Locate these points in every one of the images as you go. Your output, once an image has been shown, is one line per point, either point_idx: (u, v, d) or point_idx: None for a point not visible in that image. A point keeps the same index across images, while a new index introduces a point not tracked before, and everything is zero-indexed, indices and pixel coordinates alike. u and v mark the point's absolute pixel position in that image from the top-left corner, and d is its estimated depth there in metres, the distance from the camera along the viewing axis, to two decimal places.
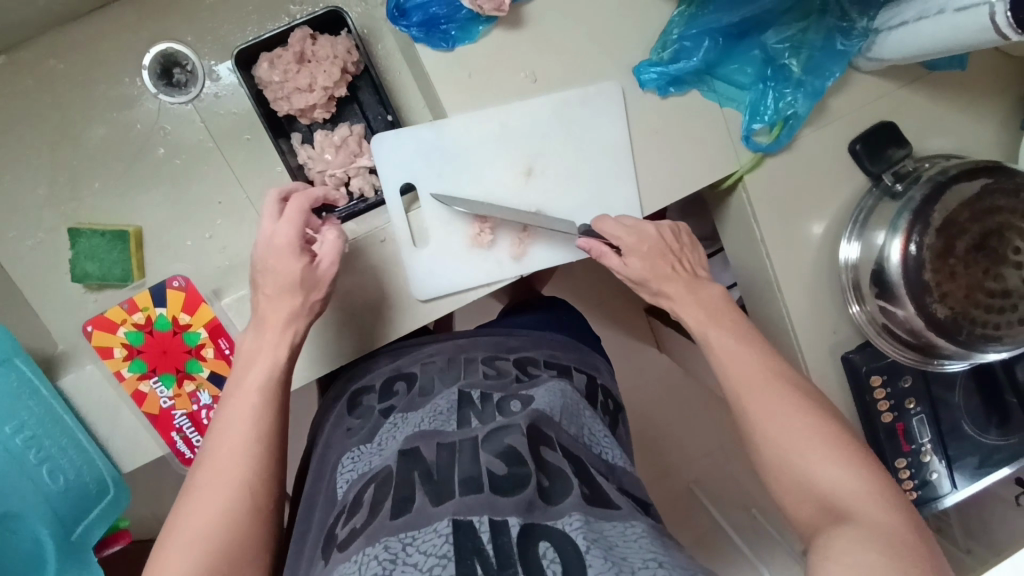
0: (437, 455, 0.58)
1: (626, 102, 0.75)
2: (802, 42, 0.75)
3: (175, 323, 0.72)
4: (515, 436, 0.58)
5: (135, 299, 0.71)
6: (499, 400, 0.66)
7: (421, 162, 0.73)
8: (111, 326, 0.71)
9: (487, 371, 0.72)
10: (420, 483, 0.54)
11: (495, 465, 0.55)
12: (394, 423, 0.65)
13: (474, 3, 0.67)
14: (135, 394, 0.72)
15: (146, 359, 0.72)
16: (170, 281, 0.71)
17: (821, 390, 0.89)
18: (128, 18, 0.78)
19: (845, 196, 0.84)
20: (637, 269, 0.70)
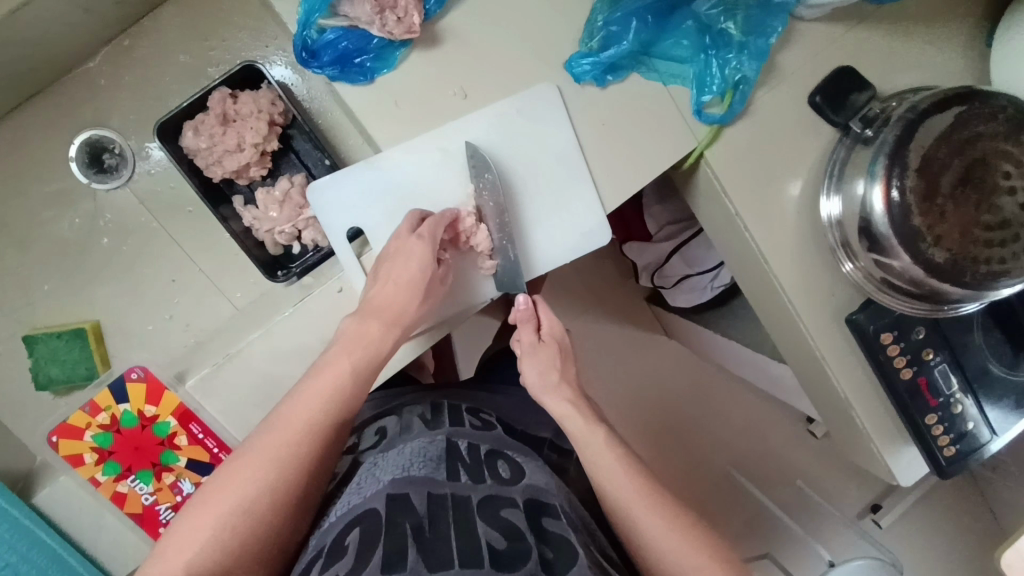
0: (428, 508, 0.57)
1: (565, 100, 0.71)
2: (735, 4, 0.71)
3: (142, 417, 0.70)
4: (512, 510, 0.60)
5: (96, 401, 0.70)
6: (487, 461, 0.67)
7: (364, 202, 0.69)
8: (76, 432, 0.70)
9: (473, 422, 0.75)
10: (411, 536, 0.53)
11: (495, 536, 0.56)
12: (373, 465, 0.65)
13: (383, 29, 0.64)
14: (114, 496, 0.71)
15: (119, 458, 0.71)
16: (129, 375, 0.69)
17: (832, 357, 0.84)
18: (46, 113, 0.76)
19: (816, 153, 0.79)
20: (542, 359, 0.71)
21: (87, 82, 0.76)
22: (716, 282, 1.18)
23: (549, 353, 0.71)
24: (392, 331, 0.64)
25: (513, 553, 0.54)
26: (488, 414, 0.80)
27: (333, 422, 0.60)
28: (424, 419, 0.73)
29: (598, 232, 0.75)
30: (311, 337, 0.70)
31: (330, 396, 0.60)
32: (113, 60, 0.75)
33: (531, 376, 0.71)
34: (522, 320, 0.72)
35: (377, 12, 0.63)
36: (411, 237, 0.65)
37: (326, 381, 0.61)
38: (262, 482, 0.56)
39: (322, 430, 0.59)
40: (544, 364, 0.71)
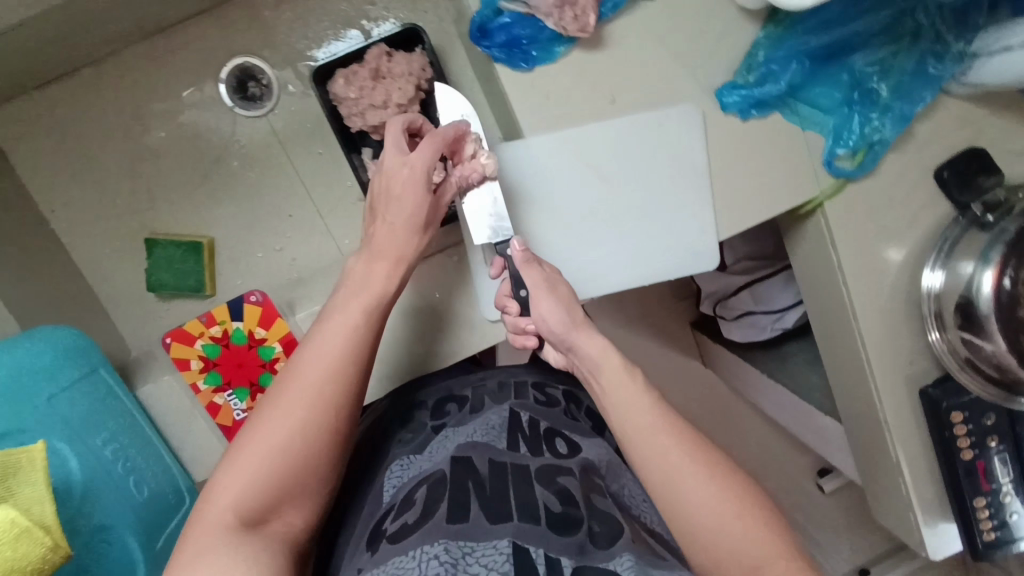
0: (490, 470, 0.59)
1: (705, 124, 0.73)
2: (891, 66, 0.72)
3: (250, 337, 0.75)
4: (568, 479, 0.60)
5: (213, 313, 0.74)
6: (546, 437, 0.69)
7: (517, 178, 0.72)
8: (189, 338, 0.74)
9: (538, 396, 0.79)
10: (474, 493, 0.54)
11: (551, 501, 0.55)
12: (446, 435, 0.69)
13: (558, 24, 0.66)
14: (210, 406, 0.74)
15: (221, 371, 0.74)
16: (248, 296, 0.74)
17: (894, 423, 0.86)
18: (205, 33, 0.78)
19: (928, 224, 0.80)
20: (560, 294, 0.66)
21: (251, 11, 0.78)
22: (778, 323, 1.20)
23: (565, 291, 0.66)
24: (399, 267, 0.66)
25: (565, 520, 0.53)
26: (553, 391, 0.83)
27: (352, 357, 0.61)
28: (493, 393, 0.79)
29: (702, 256, 0.77)
30: None
31: (347, 331, 0.61)
32: None
33: (547, 308, 0.65)
34: (528, 262, 0.66)
35: (557, 5, 0.65)
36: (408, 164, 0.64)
37: (350, 317, 0.62)
38: (294, 415, 0.57)
39: (342, 364, 0.60)
40: (563, 302, 0.65)
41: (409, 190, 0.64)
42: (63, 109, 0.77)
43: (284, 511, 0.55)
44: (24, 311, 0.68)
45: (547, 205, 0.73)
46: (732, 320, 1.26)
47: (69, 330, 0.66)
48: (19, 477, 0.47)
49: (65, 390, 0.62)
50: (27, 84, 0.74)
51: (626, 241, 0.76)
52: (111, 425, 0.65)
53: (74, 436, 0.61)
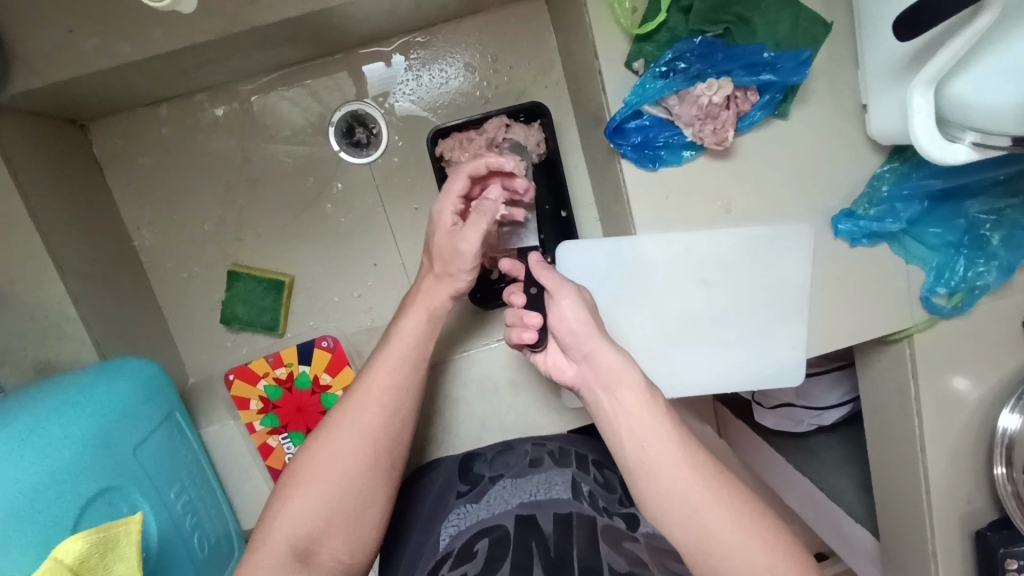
0: (557, 531, 0.54)
1: (814, 245, 0.73)
2: (1005, 217, 0.72)
3: (315, 382, 0.70)
4: (635, 544, 0.54)
5: (281, 353, 0.69)
6: (612, 506, 0.62)
7: (604, 274, 0.72)
8: (252, 376, 0.69)
9: (600, 475, 0.69)
10: (536, 556, 0.50)
11: (616, 561, 0.50)
12: (503, 488, 0.64)
13: (696, 134, 0.64)
14: (262, 447, 0.70)
15: (280, 414, 0.70)
16: (320, 340, 0.69)
17: (943, 557, 0.86)
18: (323, 73, 0.77)
19: (1009, 369, 0.80)
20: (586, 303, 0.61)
21: (374, 59, 0.77)
22: (816, 420, 1.22)
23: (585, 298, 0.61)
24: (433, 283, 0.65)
25: None
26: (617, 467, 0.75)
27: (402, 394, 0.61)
28: (555, 454, 0.71)
29: (790, 371, 0.76)
30: (500, 374, 0.77)
31: (396, 366, 0.61)
32: (405, 47, 0.77)
33: (563, 314, 0.60)
34: (544, 265, 0.62)
35: (699, 117, 0.63)
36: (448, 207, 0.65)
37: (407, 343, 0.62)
38: (344, 448, 0.57)
39: (393, 397, 0.60)
40: (581, 307, 0.60)
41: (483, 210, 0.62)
42: (167, 128, 0.77)
43: (333, 544, 0.53)
44: (105, 336, 0.66)
45: (644, 304, 0.72)
46: (771, 409, 1.25)
47: (151, 364, 0.63)
48: (115, 551, 0.43)
49: (148, 434, 0.59)
50: (139, 101, 0.73)
51: (717, 348, 0.75)
52: (181, 471, 0.62)
53: (153, 486, 0.57)
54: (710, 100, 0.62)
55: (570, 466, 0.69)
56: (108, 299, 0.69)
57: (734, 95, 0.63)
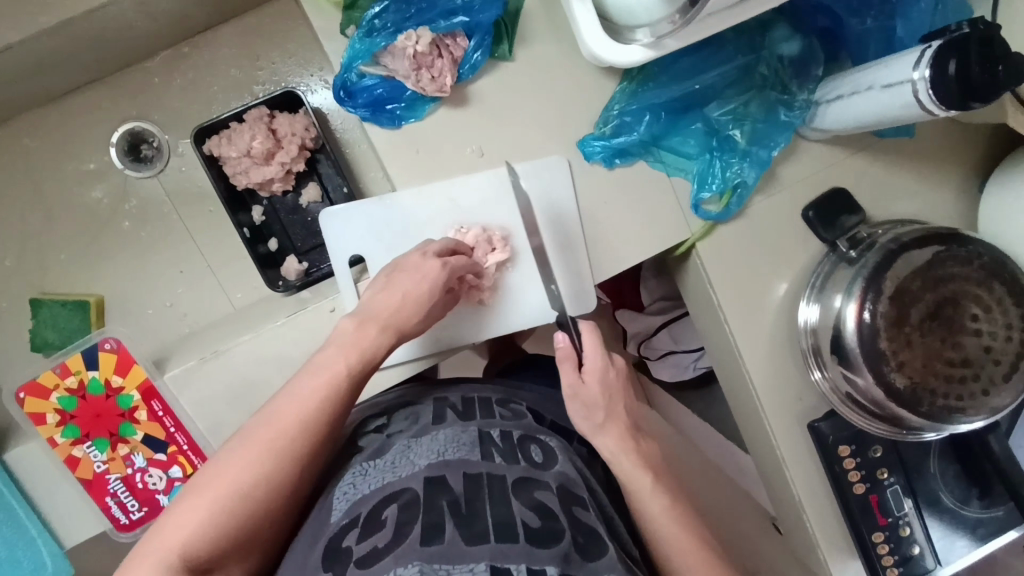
0: (465, 489, 0.58)
1: (573, 175, 0.76)
2: (745, 114, 0.76)
3: (108, 386, 0.71)
4: (546, 493, 0.60)
5: (67, 363, 0.71)
6: (518, 442, 0.68)
7: (371, 235, 0.74)
8: (45, 391, 0.71)
9: (503, 412, 0.75)
10: (449, 513, 0.54)
11: (529, 516, 0.56)
12: (408, 446, 0.65)
13: (416, 84, 0.68)
14: (68, 459, 0.72)
15: (79, 424, 0.71)
16: (101, 344, 0.70)
17: (789, 459, 0.87)
18: (97, 100, 0.82)
19: (801, 262, 0.84)
20: (586, 397, 0.70)
21: (143, 78, 0.82)
22: (698, 363, 1.23)
23: (593, 395, 0.70)
24: (387, 333, 0.63)
25: (546, 534, 0.54)
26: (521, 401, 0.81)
27: (302, 433, 0.58)
28: (457, 408, 0.73)
29: (583, 298, 0.79)
30: (295, 349, 0.72)
31: (312, 398, 0.59)
32: (170, 62, 0.82)
33: (573, 410, 0.72)
34: (565, 360, 0.70)
35: (413, 68, 0.68)
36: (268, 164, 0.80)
37: (323, 376, 0.60)
38: (278, 470, 0.57)
39: (319, 406, 0.59)
40: (596, 401, 0.70)
41: (253, 152, 0.77)
42: None
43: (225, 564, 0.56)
44: None
45: None
46: (657, 360, 1.27)
47: None
48: None
49: None
50: None
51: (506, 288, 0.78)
52: None
53: None
54: (415, 49, 0.67)
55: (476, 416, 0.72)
56: None
57: (444, 43, 0.68)
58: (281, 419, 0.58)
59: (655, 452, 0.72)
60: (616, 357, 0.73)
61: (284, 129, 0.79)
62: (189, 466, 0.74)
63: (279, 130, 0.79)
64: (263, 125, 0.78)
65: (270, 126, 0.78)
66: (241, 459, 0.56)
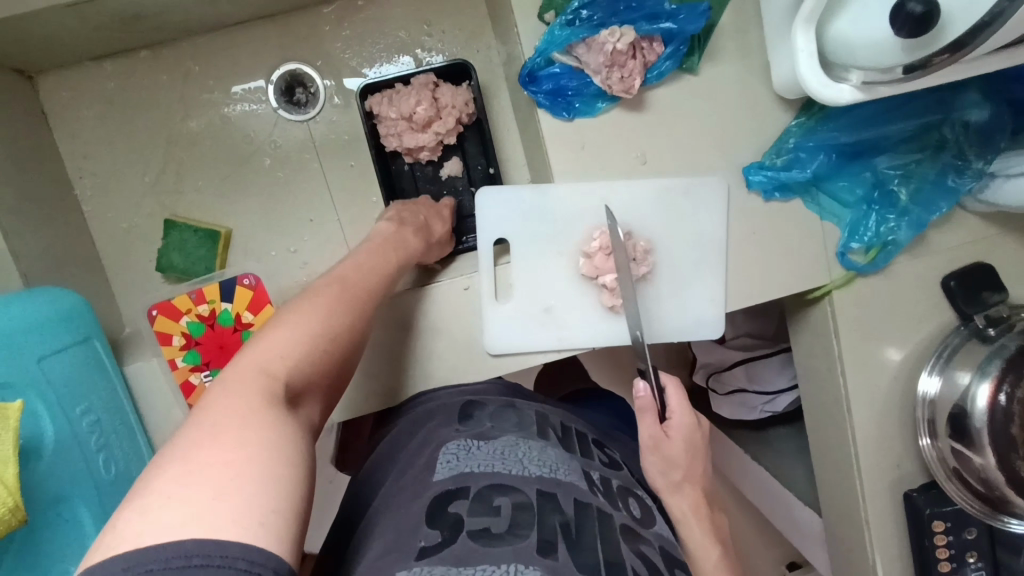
0: (576, 512, 0.53)
1: (729, 201, 0.75)
2: (912, 172, 0.75)
3: (237, 320, 0.72)
4: (649, 547, 0.56)
5: (204, 290, 0.71)
6: (618, 490, 0.64)
7: (521, 221, 0.74)
8: (176, 313, 0.71)
9: (602, 456, 0.71)
10: (561, 533, 0.50)
11: (637, 563, 0.52)
12: (515, 445, 0.62)
13: (604, 81, 0.67)
14: (184, 385, 0.71)
15: (201, 351, 0.71)
16: (242, 278, 0.71)
17: (874, 524, 0.85)
18: (265, 35, 0.81)
19: (929, 330, 0.82)
20: (670, 454, 0.72)
21: (313, 22, 0.82)
22: (769, 406, 1.20)
23: (676, 453, 0.72)
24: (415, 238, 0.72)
25: None
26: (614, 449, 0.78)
27: (365, 293, 0.62)
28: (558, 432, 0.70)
29: (709, 325, 0.78)
30: (426, 321, 0.75)
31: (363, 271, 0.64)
32: (342, 12, 0.81)
33: (648, 465, 0.73)
34: (643, 412, 0.71)
35: (606, 65, 0.67)
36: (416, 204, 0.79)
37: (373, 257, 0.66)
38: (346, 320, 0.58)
39: (360, 271, 0.64)
40: (669, 462, 0.72)
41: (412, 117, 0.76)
42: (115, 83, 0.80)
43: (309, 404, 0.52)
44: (40, 269, 0.68)
45: (565, 251, 0.74)
46: (722, 397, 1.24)
47: (70, 294, 0.65)
48: None
49: (58, 350, 0.60)
50: (85, 54, 0.77)
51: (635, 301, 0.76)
52: (92, 393, 0.63)
53: (55, 399, 0.58)
54: (614, 47, 0.66)
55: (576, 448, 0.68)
56: (47, 236, 0.72)
57: (640, 45, 0.67)
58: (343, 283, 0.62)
59: (722, 526, 0.75)
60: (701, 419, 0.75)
61: (447, 101, 0.77)
62: None
63: (441, 101, 0.77)
64: (427, 93, 0.76)
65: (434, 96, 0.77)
66: (312, 309, 0.56)
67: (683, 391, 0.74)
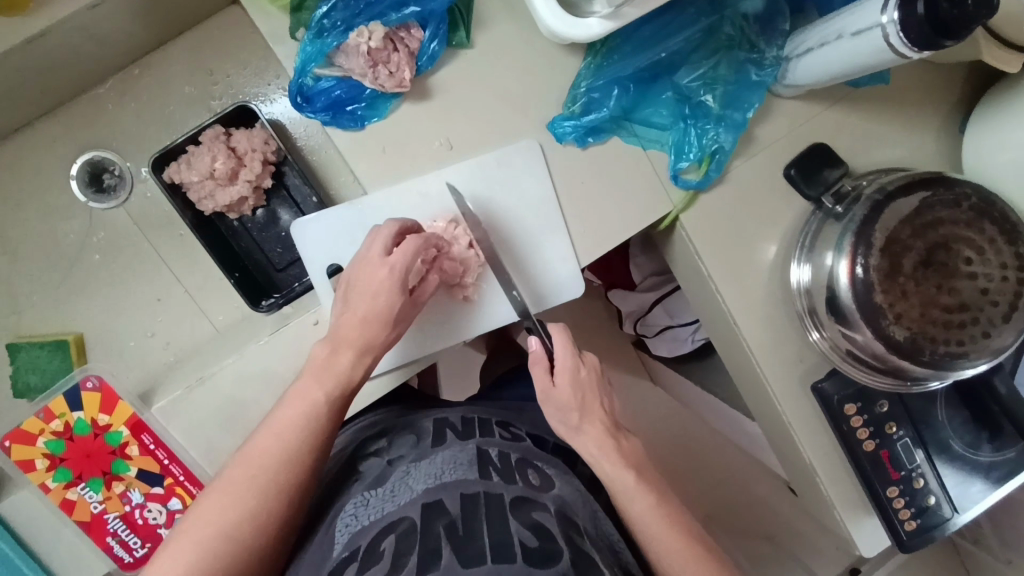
0: (462, 509, 0.55)
1: (546, 159, 0.74)
2: (714, 78, 0.74)
3: (94, 425, 0.70)
4: (545, 514, 0.58)
5: (49, 406, 0.69)
6: (517, 466, 0.66)
7: (346, 243, 0.72)
8: (30, 437, 0.69)
9: (502, 434, 0.74)
10: (445, 536, 0.51)
11: (526, 536, 0.53)
12: (408, 471, 0.64)
13: (374, 82, 0.67)
14: (63, 503, 0.70)
15: (70, 466, 0.70)
16: (83, 383, 0.68)
17: (797, 424, 0.85)
18: (54, 133, 0.80)
19: (789, 221, 0.82)
20: (558, 399, 0.69)
21: (96, 106, 0.80)
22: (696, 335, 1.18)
23: (566, 397, 0.69)
24: (362, 359, 0.63)
25: (543, 553, 0.51)
26: (520, 425, 0.81)
27: (282, 467, 0.58)
28: (456, 429, 0.72)
29: (570, 283, 0.77)
30: (279, 365, 0.70)
31: (304, 426, 0.60)
32: (122, 87, 0.80)
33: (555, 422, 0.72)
34: (535, 362, 0.70)
35: (369, 65, 0.66)
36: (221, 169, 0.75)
37: (303, 404, 0.60)
38: (259, 502, 0.56)
39: (316, 419, 0.60)
40: (564, 408, 0.70)
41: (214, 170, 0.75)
42: None
43: None
44: None
45: None
46: (656, 336, 1.25)
47: None
48: None
49: None
50: None
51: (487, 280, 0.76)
52: None
53: None
54: (369, 46, 0.65)
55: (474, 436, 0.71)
56: None
57: (399, 36, 0.67)
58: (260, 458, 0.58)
59: (638, 450, 0.71)
60: (586, 355, 0.72)
61: (246, 143, 0.77)
62: (187, 497, 0.72)
63: (241, 147, 0.77)
64: (222, 142, 0.76)
65: (229, 140, 0.77)
66: (220, 499, 0.56)
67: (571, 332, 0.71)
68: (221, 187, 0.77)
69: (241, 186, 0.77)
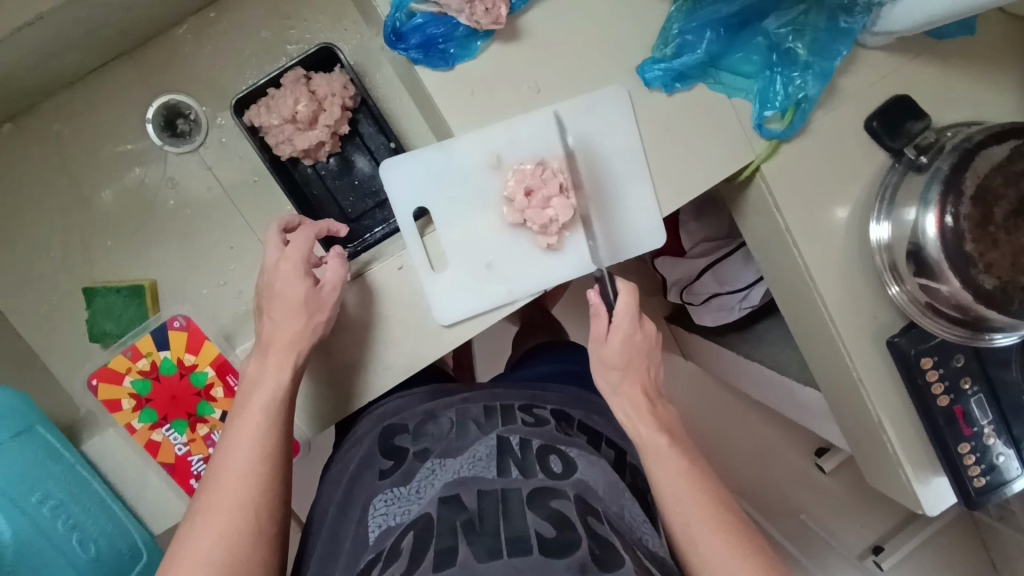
0: (480, 502, 0.53)
1: (633, 105, 0.73)
2: (804, 24, 0.73)
3: (180, 365, 0.69)
4: (563, 499, 0.54)
5: (137, 345, 0.69)
6: (538, 451, 0.61)
7: (432, 184, 0.72)
8: (116, 377, 0.69)
9: (526, 419, 0.67)
10: (461, 531, 0.49)
11: (544, 527, 0.50)
12: (432, 469, 0.61)
13: (470, 18, 0.66)
14: (148, 445, 0.70)
15: (155, 407, 0.69)
16: (171, 322, 0.68)
17: (869, 380, 0.85)
18: (129, 77, 0.79)
19: (868, 175, 0.82)
20: (608, 358, 0.71)
21: (172, 49, 0.79)
22: (745, 302, 1.16)
23: (615, 354, 0.71)
24: (286, 357, 0.64)
25: (561, 543, 0.48)
26: (558, 394, 0.76)
27: (242, 481, 0.57)
28: (480, 419, 0.67)
29: (652, 234, 0.76)
30: None
31: (252, 439, 0.60)
32: (198, 30, 0.79)
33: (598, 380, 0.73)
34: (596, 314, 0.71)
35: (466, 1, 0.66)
36: (300, 113, 0.74)
37: (249, 417, 0.61)
38: (233, 517, 0.55)
39: (259, 428, 0.61)
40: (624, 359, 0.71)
41: (292, 114, 0.74)
42: None
43: None
44: None
45: (490, 204, 0.73)
46: (701, 305, 1.23)
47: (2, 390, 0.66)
48: None
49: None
50: None
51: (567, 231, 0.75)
52: (52, 480, 0.65)
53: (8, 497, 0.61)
54: None
55: (495, 425, 0.66)
56: None
57: None
58: (227, 477, 0.58)
59: (672, 413, 0.71)
60: (646, 324, 0.72)
61: (326, 87, 0.76)
62: None
63: (320, 90, 0.76)
64: (301, 85, 0.75)
65: (309, 83, 0.76)
66: (199, 524, 0.55)
67: (638, 292, 0.71)
68: (299, 132, 0.76)
69: (318, 131, 0.76)
